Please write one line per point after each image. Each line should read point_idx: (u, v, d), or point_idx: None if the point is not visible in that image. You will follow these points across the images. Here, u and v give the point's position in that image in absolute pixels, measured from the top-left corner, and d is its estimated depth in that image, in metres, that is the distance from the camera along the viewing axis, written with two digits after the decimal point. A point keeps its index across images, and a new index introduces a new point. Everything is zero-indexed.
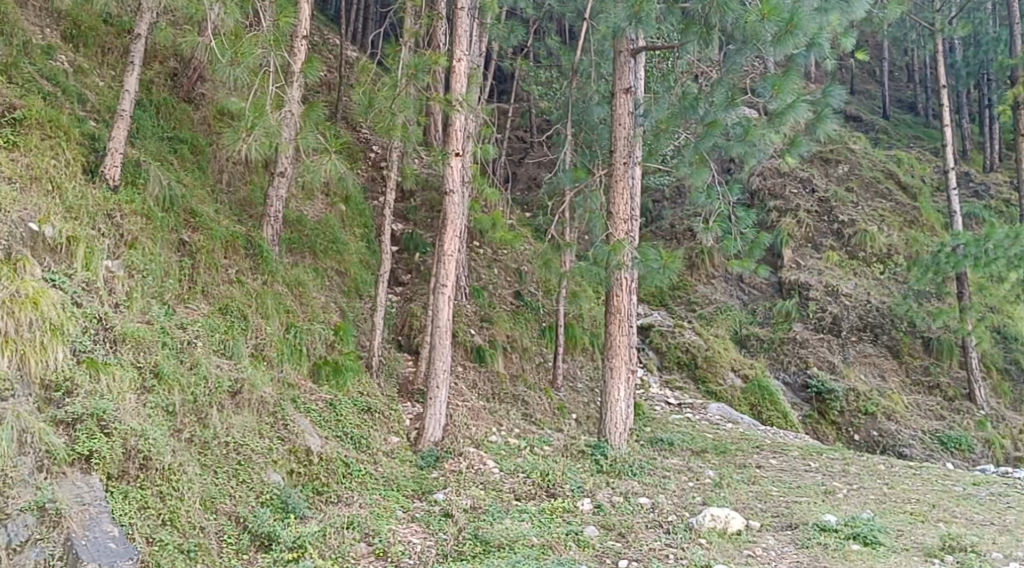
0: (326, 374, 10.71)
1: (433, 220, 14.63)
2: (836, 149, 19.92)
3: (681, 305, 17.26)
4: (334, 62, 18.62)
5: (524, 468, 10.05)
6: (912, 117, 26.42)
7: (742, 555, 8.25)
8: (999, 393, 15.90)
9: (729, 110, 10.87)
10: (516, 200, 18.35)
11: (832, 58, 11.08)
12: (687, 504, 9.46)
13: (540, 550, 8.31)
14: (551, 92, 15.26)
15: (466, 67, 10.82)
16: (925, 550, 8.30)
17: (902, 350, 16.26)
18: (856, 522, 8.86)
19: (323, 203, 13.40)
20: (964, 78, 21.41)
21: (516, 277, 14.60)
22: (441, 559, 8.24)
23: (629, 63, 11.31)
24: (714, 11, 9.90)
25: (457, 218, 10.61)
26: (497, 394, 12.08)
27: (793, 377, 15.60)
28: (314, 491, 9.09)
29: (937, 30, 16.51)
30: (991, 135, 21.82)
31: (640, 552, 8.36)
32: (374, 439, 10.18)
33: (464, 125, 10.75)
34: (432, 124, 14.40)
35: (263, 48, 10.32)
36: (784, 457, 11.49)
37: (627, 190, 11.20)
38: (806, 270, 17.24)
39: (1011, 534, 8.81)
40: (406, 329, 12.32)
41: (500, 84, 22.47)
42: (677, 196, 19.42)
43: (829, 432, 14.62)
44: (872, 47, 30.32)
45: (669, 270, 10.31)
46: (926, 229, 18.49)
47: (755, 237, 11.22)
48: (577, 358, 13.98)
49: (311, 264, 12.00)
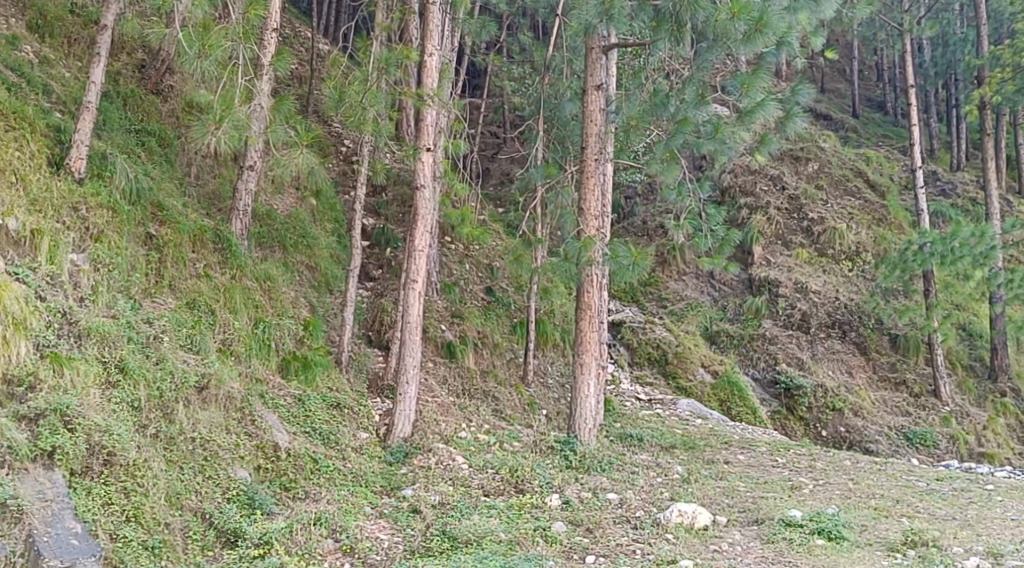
0: (295, 369, 10.65)
1: (404, 215, 14.62)
2: (806, 147, 19.91)
3: (652, 301, 17.31)
4: (306, 55, 18.53)
5: (492, 464, 10.04)
6: (882, 116, 26.63)
7: (708, 550, 8.29)
8: (965, 389, 16.07)
9: (699, 108, 10.94)
10: (489, 196, 18.33)
11: (802, 56, 11.14)
12: (655, 499, 9.51)
13: (507, 546, 8.31)
14: (523, 88, 15.24)
15: (438, 62, 10.75)
16: (887, 544, 8.39)
17: (870, 346, 16.39)
18: (821, 517, 8.95)
19: (292, 197, 13.34)
20: (933, 78, 21.58)
21: (487, 273, 14.61)
22: (408, 556, 8.22)
23: (601, 60, 11.28)
24: (684, 10, 9.91)
25: (427, 213, 10.53)
26: (466, 389, 12.09)
27: (762, 373, 15.72)
28: (281, 487, 9.01)
29: (905, 30, 16.63)
30: (959, 135, 22.05)
31: (607, 548, 8.37)
32: (343, 435, 10.14)
33: (435, 120, 10.66)
34: (404, 118, 14.31)
35: (232, 40, 10.21)
36: (751, 453, 11.58)
37: (597, 186, 11.17)
38: (775, 267, 17.38)
39: (972, 528, 8.92)
40: (376, 325, 12.29)
41: (473, 78, 22.46)
42: (649, 192, 19.47)
43: (798, 428, 14.74)
44: (842, 47, 30.53)
45: (638, 267, 10.29)
46: (894, 227, 18.63)
47: (725, 234, 11.25)
48: (547, 353, 14.01)
49: (279, 259, 11.93)
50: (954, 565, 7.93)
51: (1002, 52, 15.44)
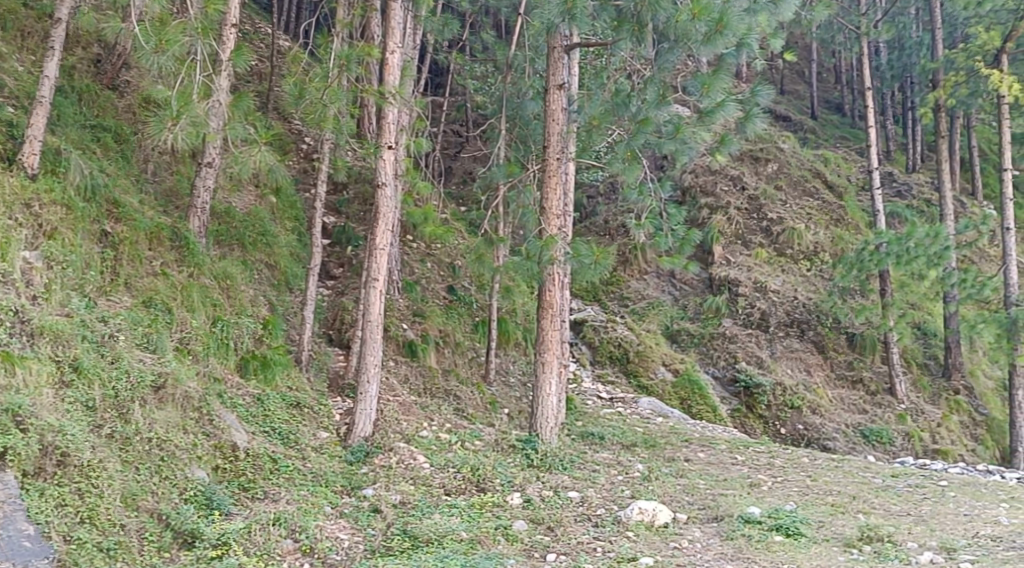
0: (254, 368, 10.52)
1: (366, 213, 14.53)
2: (765, 148, 20.09)
3: (613, 301, 17.34)
4: (266, 51, 18.35)
5: (454, 463, 10.01)
6: (840, 118, 26.99)
7: (668, 547, 8.34)
8: (920, 387, 16.34)
9: (660, 108, 11.00)
10: (451, 195, 18.27)
11: (761, 58, 11.26)
12: (616, 497, 9.55)
13: (469, 544, 8.30)
14: (486, 86, 15.22)
15: (400, 59, 10.69)
16: (844, 540, 8.49)
17: (828, 345, 16.58)
18: (779, 514, 9.05)
19: (252, 195, 13.19)
20: (889, 81, 21.91)
21: (449, 271, 14.57)
22: (368, 555, 8.17)
23: (563, 59, 11.28)
24: (646, 10, 9.98)
25: (389, 211, 10.46)
26: (428, 388, 12.05)
27: (722, 371, 15.86)
28: (239, 487, 8.91)
29: (862, 33, 16.88)
30: (914, 137, 22.42)
31: (568, 545, 8.38)
32: (302, 434, 10.05)
33: (397, 117, 10.60)
34: (365, 116, 14.21)
35: (191, 35, 10.08)
36: (711, 450, 11.68)
37: (559, 185, 11.17)
38: (735, 266, 17.53)
39: (926, 524, 9.06)
40: (337, 323, 12.21)
41: (435, 76, 22.38)
42: (611, 192, 19.55)
43: (757, 426, 14.88)
44: (801, 49, 30.90)
45: (600, 266, 10.34)
46: (851, 227, 18.91)
47: (686, 234, 11.32)
48: (509, 352, 14.01)
49: (238, 257, 11.79)
50: (909, 560, 8.05)
51: (956, 56, 15.71)
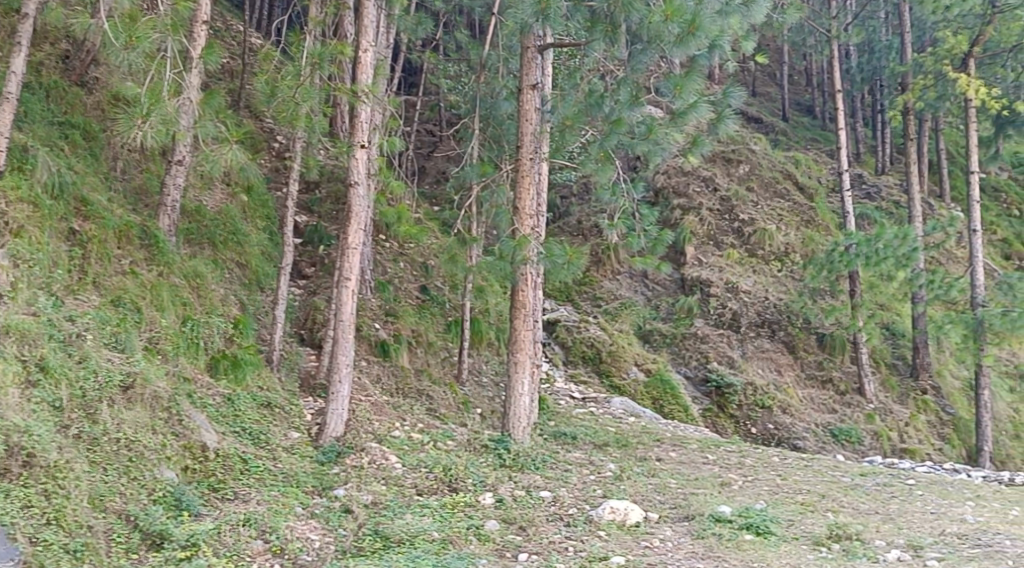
0: (224, 368, 10.41)
1: (338, 212, 14.47)
2: (737, 149, 20.22)
3: (586, 301, 17.36)
4: (237, 48, 18.20)
5: (426, 463, 9.99)
6: (811, 120, 27.22)
7: (639, 546, 8.36)
8: (888, 387, 16.52)
9: (633, 109, 11.03)
10: (424, 194, 18.23)
11: (733, 59, 11.35)
12: (588, 497, 9.57)
13: (440, 544, 8.28)
14: (459, 86, 15.22)
15: (373, 58, 10.65)
16: (813, 538, 8.56)
17: (798, 345, 16.72)
18: (749, 513, 9.10)
19: (223, 193, 13.09)
20: (859, 84, 22.13)
21: (422, 271, 14.53)
22: (339, 556, 8.13)
23: (536, 59, 11.28)
24: (619, 10, 10.03)
25: (361, 211, 10.41)
26: (400, 388, 12.03)
27: (693, 371, 15.95)
28: (209, 488, 8.84)
29: (833, 36, 17.05)
30: (883, 140, 22.66)
31: (539, 545, 8.39)
32: (273, 434, 9.99)
33: (369, 116, 10.57)
34: (338, 115, 14.16)
35: (161, 32, 9.98)
36: (682, 450, 11.74)
37: (532, 185, 11.18)
38: (707, 267, 17.63)
39: (894, 522, 9.16)
40: (309, 323, 12.15)
41: (408, 76, 22.32)
42: (584, 192, 19.59)
43: (728, 425, 14.98)
44: (773, 51, 31.12)
45: (573, 266, 10.37)
46: (821, 228, 19.11)
47: (658, 234, 11.38)
48: (481, 352, 14.00)
49: (209, 256, 11.70)
50: (877, 558, 8.12)
51: (924, 59, 15.88)
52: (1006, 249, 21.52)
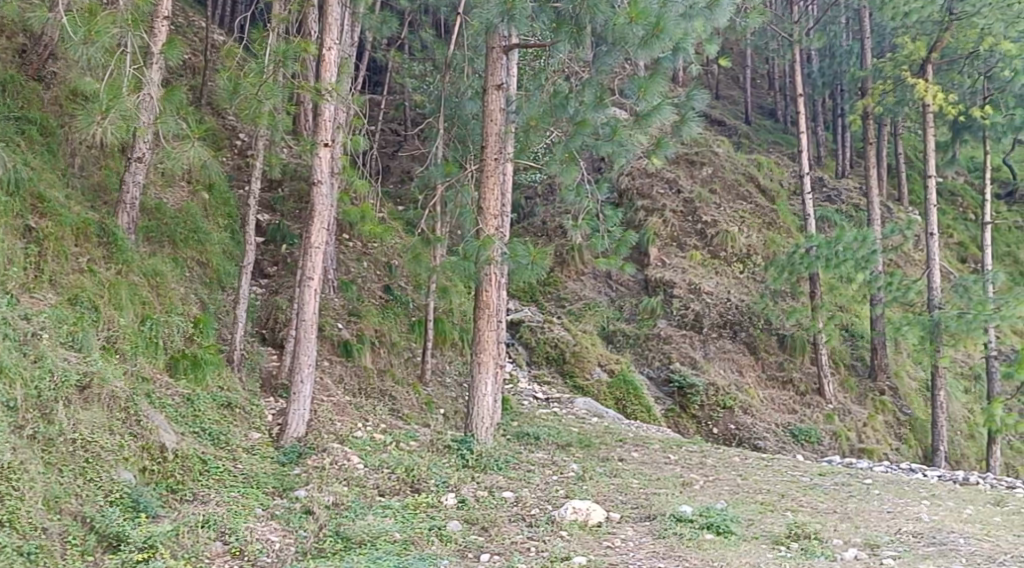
0: (184, 368, 10.30)
1: (301, 210, 14.38)
2: (700, 152, 20.39)
3: (550, 301, 17.38)
4: (199, 44, 18.00)
5: (388, 464, 9.93)
6: (773, 123, 27.50)
7: (601, 546, 8.38)
8: (847, 387, 16.73)
9: (598, 110, 11.10)
10: (389, 193, 18.14)
11: (697, 62, 11.45)
12: (550, 497, 9.59)
13: (402, 545, 8.25)
14: (424, 85, 15.18)
15: (337, 56, 10.59)
16: (772, 538, 8.65)
17: (759, 346, 16.87)
18: (710, 512, 9.18)
19: (183, 190, 12.94)
20: (820, 88, 22.40)
21: (385, 271, 14.47)
22: (300, 557, 8.06)
23: (502, 59, 11.25)
24: (584, 12, 10.07)
25: (324, 210, 10.35)
26: (363, 388, 11.97)
27: (656, 371, 16.05)
28: (167, 489, 8.74)
29: (795, 40, 17.25)
30: (844, 143, 22.95)
31: (501, 545, 8.38)
32: (233, 435, 9.91)
33: (333, 114, 10.49)
34: (301, 112, 14.08)
35: (121, 26, 9.82)
36: (645, 450, 11.80)
37: (497, 185, 11.16)
38: (670, 268, 17.73)
39: (851, 521, 9.28)
40: (270, 322, 12.06)
41: (373, 74, 22.23)
42: (549, 193, 19.62)
43: (690, 425, 15.09)
44: (736, 55, 31.39)
45: (537, 266, 10.38)
46: (783, 230, 19.33)
47: (622, 236, 11.44)
48: (445, 353, 13.97)
49: (169, 254, 11.55)
50: (834, 556, 8.23)
51: (884, 64, 16.12)
52: (962, 252, 21.91)
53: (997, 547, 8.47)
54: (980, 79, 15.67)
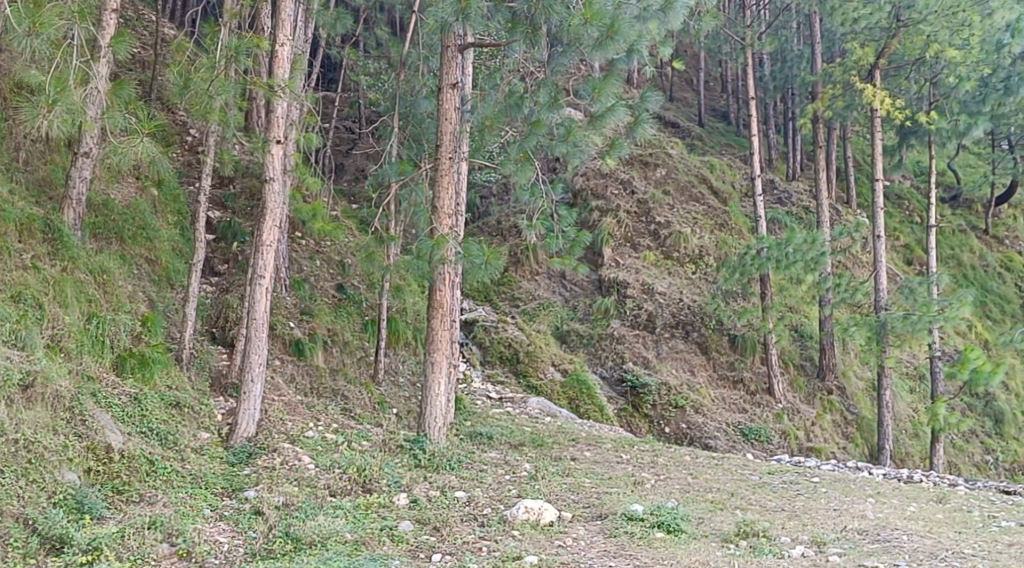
0: (131, 367, 10.12)
1: (253, 208, 14.22)
2: (654, 153, 20.51)
3: (505, 301, 17.37)
4: (149, 38, 17.69)
5: (340, 463, 9.84)
6: (725, 126, 27.79)
7: (553, 546, 8.40)
8: (796, 387, 16.99)
9: (552, 111, 11.14)
10: (343, 192, 18.02)
11: (652, 64, 11.54)
12: (502, 496, 9.59)
13: (353, 546, 8.19)
14: (379, 83, 15.09)
15: (290, 52, 10.47)
16: (722, 536, 8.74)
17: (711, 346, 17.05)
18: (661, 511, 9.25)
19: (132, 186, 12.70)
20: (772, 91, 22.68)
21: (339, 269, 14.38)
22: (248, 559, 7.95)
23: (457, 58, 11.20)
24: (539, 12, 10.03)
25: (277, 207, 10.23)
26: (315, 388, 11.89)
27: (609, 371, 16.14)
28: (113, 490, 8.60)
29: (747, 44, 17.47)
30: (795, 146, 23.28)
31: (453, 545, 8.37)
32: (182, 435, 9.75)
33: (286, 111, 10.37)
34: (254, 109, 13.98)
35: (67, 19, 9.61)
36: (597, 449, 11.86)
37: (452, 184, 11.12)
38: (624, 269, 17.79)
39: (799, 518, 9.42)
40: (221, 321, 11.91)
41: (327, 71, 22.09)
42: (504, 193, 19.59)
43: (642, 425, 15.23)
44: (689, 57, 31.65)
45: (490, 266, 10.38)
46: (734, 232, 19.59)
47: (576, 236, 11.51)
48: (398, 352, 13.91)
49: (116, 251, 11.36)
50: (782, 554, 8.33)
51: (833, 69, 16.37)
52: (908, 255, 22.38)
53: (938, 543, 8.65)
54: (926, 85, 16.01)
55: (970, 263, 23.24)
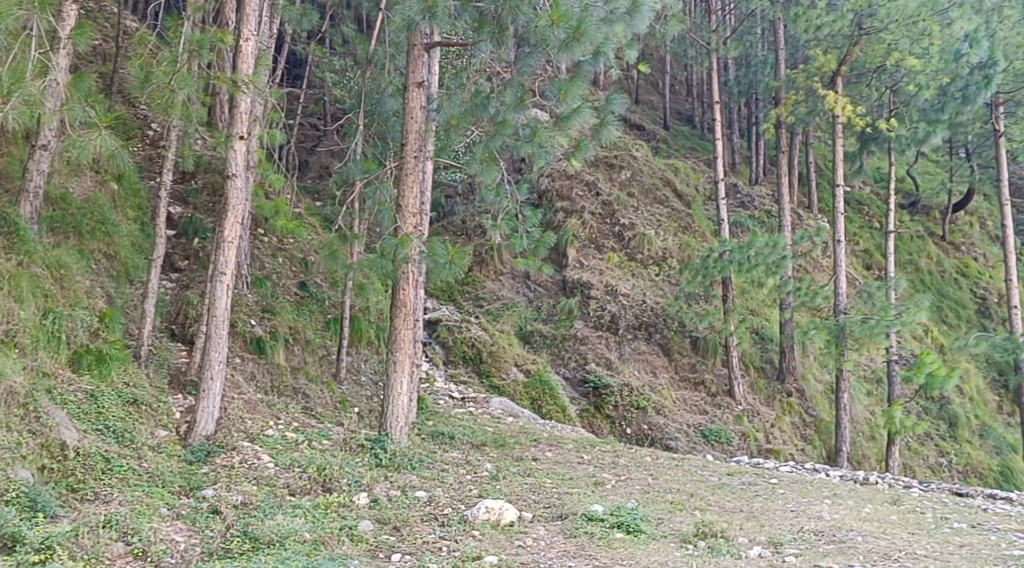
0: (88, 363, 9.99)
1: (215, 204, 14.06)
2: (620, 155, 20.58)
3: (469, 301, 17.35)
4: (111, 31, 17.43)
5: (300, 462, 9.78)
6: (690, 129, 27.98)
7: (512, 546, 8.41)
8: (756, 389, 17.17)
9: (518, 111, 11.16)
10: (307, 189, 17.90)
11: (617, 67, 11.56)
12: (463, 496, 9.59)
13: (312, 546, 8.13)
14: (344, 80, 15.01)
15: (254, 47, 10.38)
16: (680, 537, 8.79)
17: (673, 348, 17.19)
18: (621, 511, 9.30)
19: (91, 180, 12.49)
20: (736, 96, 22.89)
21: (301, 267, 14.29)
22: (205, 558, 7.87)
23: (423, 57, 11.18)
24: (506, 12, 10.07)
25: (239, 203, 10.14)
26: (275, 386, 11.79)
27: (572, 372, 16.18)
28: (67, 488, 8.48)
29: (713, 48, 17.64)
30: (758, 151, 23.51)
31: (413, 545, 8.34)
32: (139, 433, 9.62)
33: (249, 106, 10.28)
34: (217, 104, 13.85)
35: (26, 9, 9.44)
36: (558, 449, 11.91)
37: (417, 183, 11.08)
38: (588, 270, 17.84)
39: (758, 519, 9.51)
40: (180, 318, 11.78)
41: (292, 68, 21.93)
42: (469, 192, 19.57)
43: (604, 425, 15.31)
44: (656, 61, 31.83)
45: (455, 265, 10.36)
46: (698, 235, 19.76)
47: (540, 236, 11.54)
48: (361, 351, 13.85)
49: (74, 246, 11.20)
50: (739, 554, 8.41)
51: (797, 75, 16.55)
52: (867, 259, 22.71)
53: (893, 544, 8.77)
54: (886, 93, 16.25)
55: (928, 268, 23.64)
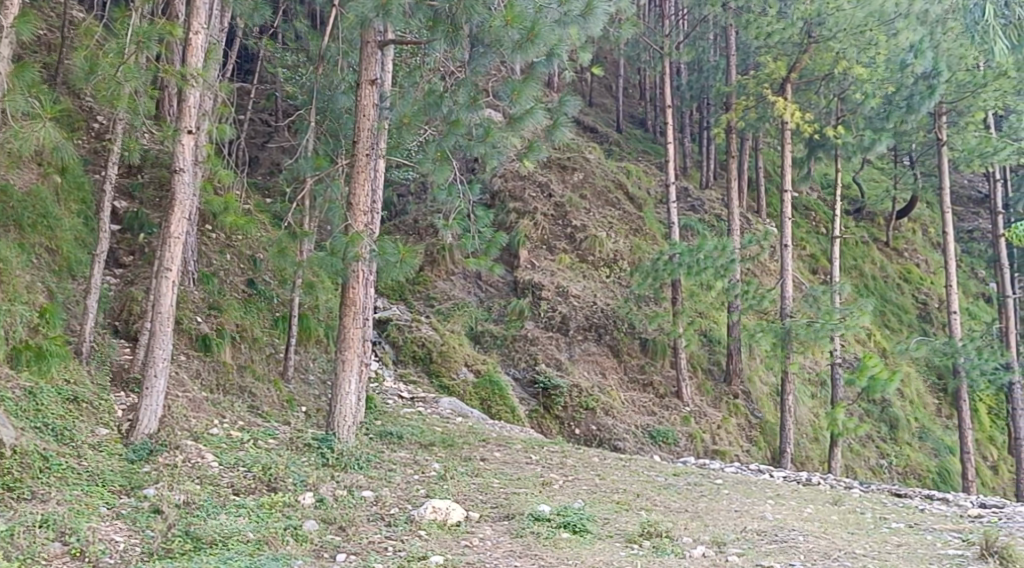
0: (27, 360, 9.80)
1: (161, 199, 13.84)
2: (572, 157, 20.66)
3: (419, 300, 17.28)
4: (56, 20, 17.06)
5: (244, 462, 9.67)
6: (643, 133, 28.17)
7: (458, 546, 8.39)
8: (703, 391, 17.37)
9: (471, 111, 11.15)
10: (257, 186, 17.71)
11: (570, 69, 11.59)
12: (410, 496, 9.55)
13: (255, 545, 8.05)
14: (295, 77, 14.88)
15: (204, 41, 10.22)
16: (625, 536, 8.84)
17: (622, 349, 17.31)
18: (567, 511, 9.34)
19: (32, 172, 12.15)
20: (689, 100, 23.11)
21: (249, 264, 14.10)
22: (145, 558, 7.73)
23: (376, 55, 11.14)
24: (460, 11, 10.07)
25: (186, 199, 9.98)
26: (221, 384, 11.63)
27: (522, 372, 16.20)
28: (3, 487, 8.28)
29: (665, 53, 17.78)
30: (707, 156, 23.85)
31: (358, 545, 8.29)
32: (79, 431, 9.44)
33: (198, 101, 10.13)
34: (166, 98, 13.61)
35: None
36: (506, 449, 11.93)
37: (367, 181, 11.01)
38: (539, 271, 17.88)
39: (702, 519, 9.61)
40: (124, 314, 11.59)
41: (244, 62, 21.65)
42: (422, 191, 19.50)
43: (553, 426, 15.37)
44: (611, 64, 31.99)
45: (405, 265, 10.26)
46: (648, 238, 19.91)
47: (491, 237, 11.56)
48: (309, 349, 13.74)
49: (14, 240, 10.95)
50: (683, 553, 8.50)
51: (747, 80, 16.71)
52: (813, 264, 23.08)
53: (832, 544, 8.93)
54: (834, 101, 16.51)
55: (872, 274, 24.10)
